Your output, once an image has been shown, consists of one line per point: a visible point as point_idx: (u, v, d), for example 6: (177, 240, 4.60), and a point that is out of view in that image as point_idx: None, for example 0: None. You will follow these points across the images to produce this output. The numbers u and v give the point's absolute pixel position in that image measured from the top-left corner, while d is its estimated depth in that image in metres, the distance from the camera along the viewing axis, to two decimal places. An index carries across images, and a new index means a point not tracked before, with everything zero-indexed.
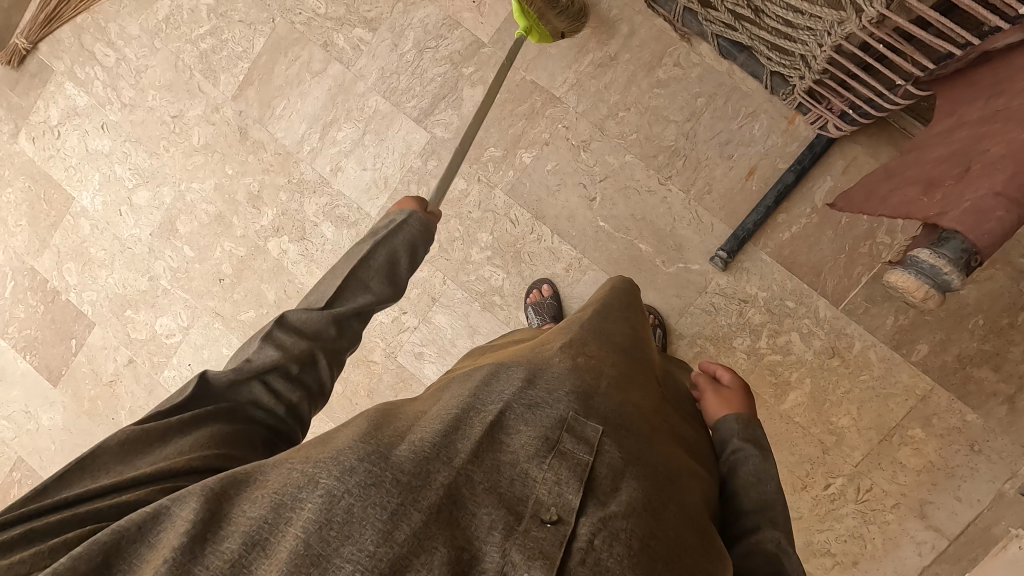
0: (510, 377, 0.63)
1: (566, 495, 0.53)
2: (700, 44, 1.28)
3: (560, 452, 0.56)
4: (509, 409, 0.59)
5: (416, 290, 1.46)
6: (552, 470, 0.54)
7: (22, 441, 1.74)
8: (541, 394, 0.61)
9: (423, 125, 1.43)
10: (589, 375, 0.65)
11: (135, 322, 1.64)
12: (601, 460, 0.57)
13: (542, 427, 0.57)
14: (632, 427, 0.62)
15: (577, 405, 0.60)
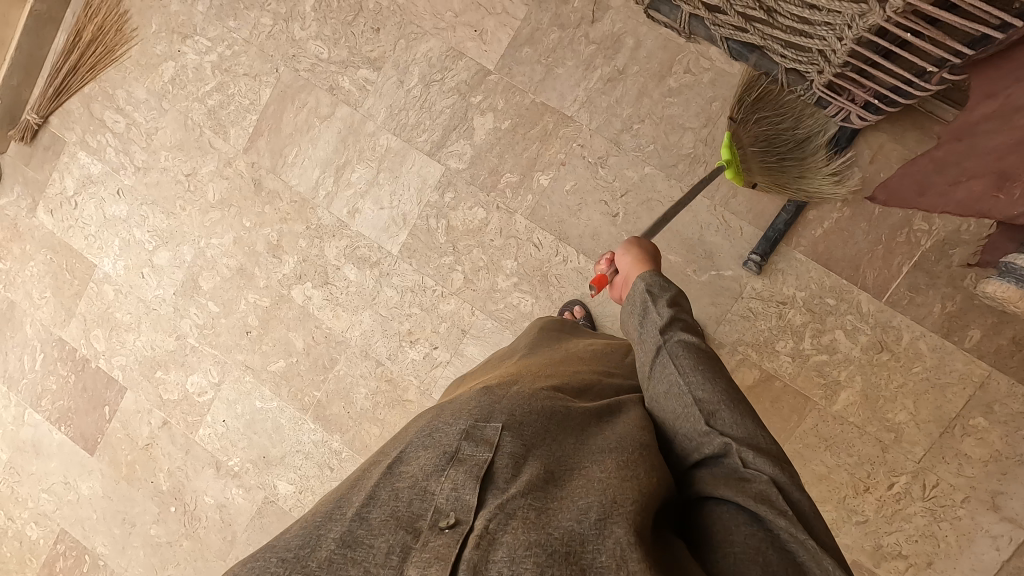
0: (425, 418, 0.67)
1: (467, 492, 0.56)
2: (709, 48, 1.27)
3: (461, 459, 0.59)
4: (411, 444, 0.63)
5: (445, 323, 1.44)
6: (450, 478, 0.58)
7: (64, 512, 1.73)
8: (443, 420, 0.64)
9: (436, 158, 1.42)
10: (497, 391, 0.69)
11: (166, 382, 1.63)
12: (498, 454, 0.60)
13: (439, 448, 0.61)
14: (536, 413, 0.65)
15: (472, 415, 0.64)
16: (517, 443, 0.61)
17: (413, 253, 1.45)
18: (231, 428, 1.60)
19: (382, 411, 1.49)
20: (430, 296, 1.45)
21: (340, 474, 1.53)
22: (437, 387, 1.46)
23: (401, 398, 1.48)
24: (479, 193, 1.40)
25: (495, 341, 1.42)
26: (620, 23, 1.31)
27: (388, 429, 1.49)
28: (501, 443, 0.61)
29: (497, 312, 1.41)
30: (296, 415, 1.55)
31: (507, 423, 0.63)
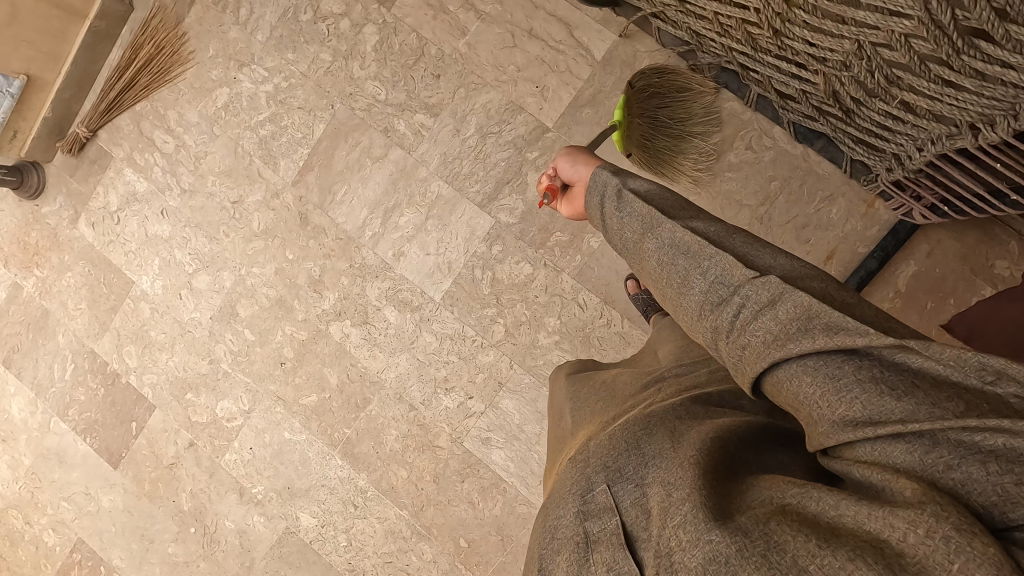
0: (538, 526, 0.64)
1: (622, 567, 0.53)
2: (773, 128, 1.27)
3: (597, 547, 0.56)
4: (546, 561, 0.60)
5: (482, 374, 1.44)
6: (600, 562, 0.55)
7: (83, 522, 1.74)
8: (555, 518, 0.61)
9: (487, 209, 1.42)
10: (574, 462, 0.66)
11: (196, 405, 1.63)
12: (620, 512, 0.57)
13: (572, 544, 0.58)
14: (630, 444, 0.62)
15: (578, 483, 0.62)
16: (626, 492, 0.58)
17: (456, 302, 1.45)
18: (257, 456, 1.60)
19: (411, 455, 1.50)
20: (470, 346, 1.45)
21: (364, 512, 1.54)
22: (469, 436, 1.47)
23: (431, 444, 1.49)
24: (528, 249, 1.40)
25: (533, 396, 1.42)
26: None
27: (415, 472, 1.50)
28: (614, 501, 0.58)
29: (536, 369, 1.42)
30: (324, 450, 1.55)
31: (606, 478, 0.60)
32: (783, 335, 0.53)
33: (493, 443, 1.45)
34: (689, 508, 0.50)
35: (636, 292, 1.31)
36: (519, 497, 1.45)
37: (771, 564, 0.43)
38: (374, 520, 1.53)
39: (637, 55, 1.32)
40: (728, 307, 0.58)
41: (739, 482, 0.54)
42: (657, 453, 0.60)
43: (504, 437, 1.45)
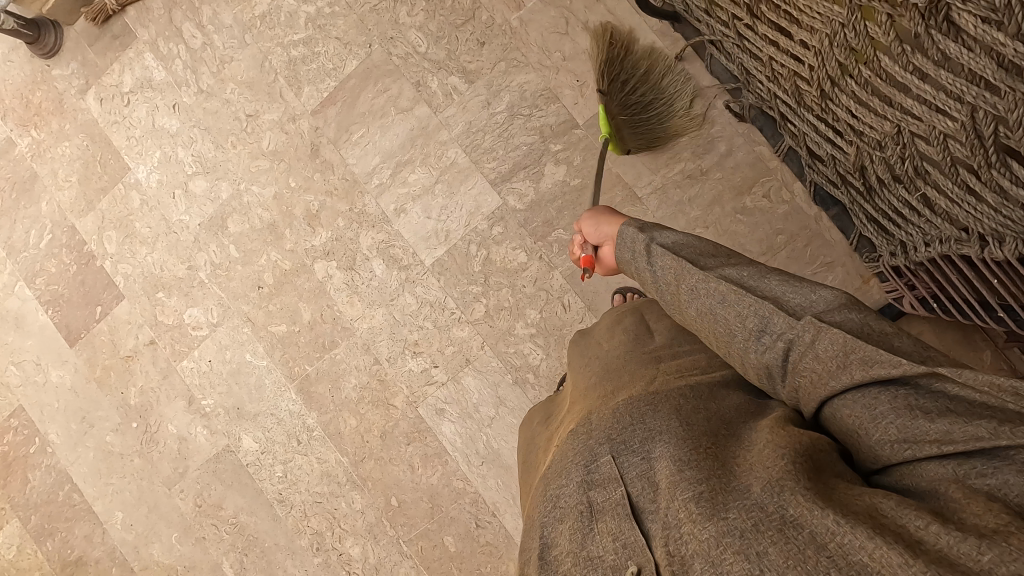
0: (538, 495, 0.65)
1: (627, 534, 0.54)
2: (794, 183, 1.27)
3: (600, 517, 0.57)
4: (547, 530, 0.60)
5: (452, 347, 1.46)
6: (605, 531, 0.56)
7: (27, 391, 1.73)
8: (558, 488, 0.62)
9: (498, 189, 1.41)
10: (576, 434, 0.67)
11: (165, 305, 1.62)
12: (624, 483, 0.58)
13: (575, 513, 0.59)
14: (635, 420, 0.64)
15: (581, 460, 0.62)
16: (632, 465, 0.59)
17: (444, 272, 1.45)
18: (214, 370, 1.61)
19: (364, 407, 1.52)
20: (447, 317, 1.46)
21: (306, 449, 1.56)
22: (424, 403, 1.49)
23: (386, 401, 1.51)
24: (528, 238, 1.40)
25: (495, 380, 1.45)
26: (717, 127, 1.30)
27: (364, 424, 1.52)
28: (621, 471, 0.59)
29: (506, 356, 1.44)
30: (280, 380, 1.57)
31: (613, 449, 0.61)
32: (825, 374, 0.57)
33: (445, 415, 1.48)
34: (705, 485, 0.53)
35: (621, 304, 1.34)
36: (458, 472, 1.48)
37: (790, 541, 0.46)
38: (313, 459, 1.56)
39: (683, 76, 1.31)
40: (776, 351, 0.61)
41: (750, 461, 0.56)
42: (664, 429, 0.61)
43: (458, 412, 1.47)
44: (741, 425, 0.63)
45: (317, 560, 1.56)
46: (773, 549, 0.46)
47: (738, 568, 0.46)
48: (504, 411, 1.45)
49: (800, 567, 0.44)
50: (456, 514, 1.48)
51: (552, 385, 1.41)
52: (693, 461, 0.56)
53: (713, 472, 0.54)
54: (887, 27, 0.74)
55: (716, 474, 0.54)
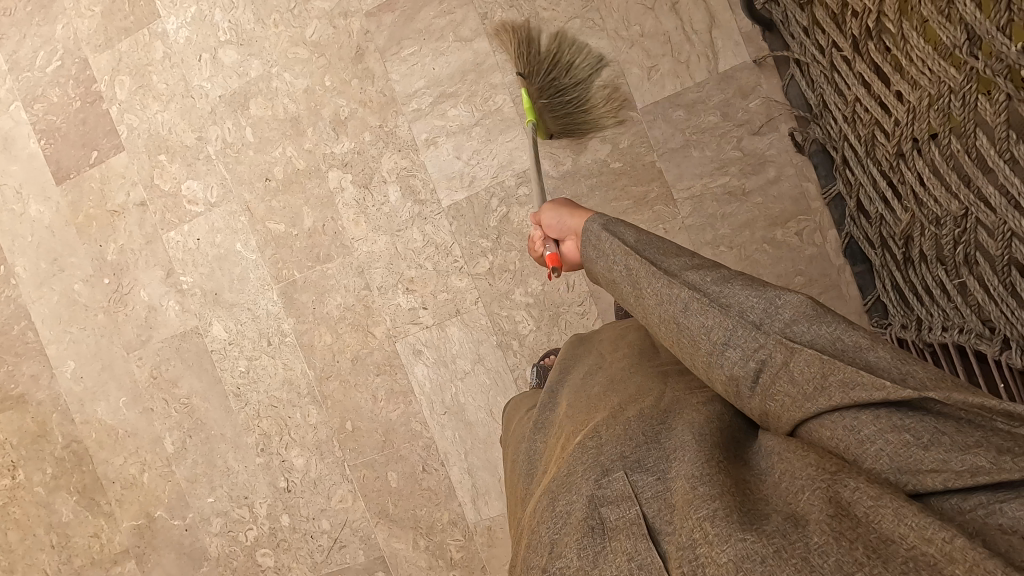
0: (542, 503, 0.65)
1: (644, 557, 0.54)
2: (830, 229, 1.24)
3: (615, 538, 0.57)
4: (551, 545, 0.59)
5: (445, 294, 1.44)
6: (620, 551, 0.56)
7: (3, 217, 1.66)
8: (566, 503, 0.61)
9: (535, 150, 1.36)
10: (584, 447, 0.67)
11: (164, 170, 1.55)
12: (640, 502, 0.58)
13: (584, 529, 0.58)
14: (648, 441, 0.64)
15: (592, 474, 0.62)
16: (645, 485, 0.60)
17: (458, 217, 1.41)
18: (200, 249, 1.56)
19: (343, 327, 1.50)
20: (449, 262, 1.43)
21: (275, 351, 1.55)
22: (404, 340, 1.47)
23: (367, 328, 1.49)
24: None
25: (479, 337, 1.44)
26: (773, 151, 1.26)
27: (339, 343, 1.51)
28: (634, 489, 0.59)
29: (495, 318, 1.42)
30: (266, 278, 1.53)
31: (624, 465, 0.62)
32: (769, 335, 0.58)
33: (420, 358, 1.47)
34: (721, 504, 0.52)
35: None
36: (418, 414, 1.49)
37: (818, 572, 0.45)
38: (281, 363, 1.55)
39: (757, 88, 1.25)
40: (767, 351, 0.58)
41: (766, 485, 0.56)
42: (676, 446, 0.63)
43: (434, 357, 1.46)
44: (751, 450, 0.63)
45: (259, 460, 1.59)
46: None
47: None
48: (479, 369, 1.44)
49: None
50: (405, 453, 1.51)
51: (534, 358, 1.41)
52: (708, 479, 0.56)
53: (732, 491, 0.54)
54: (1000, 109, 0.69)
55: (733, 492, 0.54)
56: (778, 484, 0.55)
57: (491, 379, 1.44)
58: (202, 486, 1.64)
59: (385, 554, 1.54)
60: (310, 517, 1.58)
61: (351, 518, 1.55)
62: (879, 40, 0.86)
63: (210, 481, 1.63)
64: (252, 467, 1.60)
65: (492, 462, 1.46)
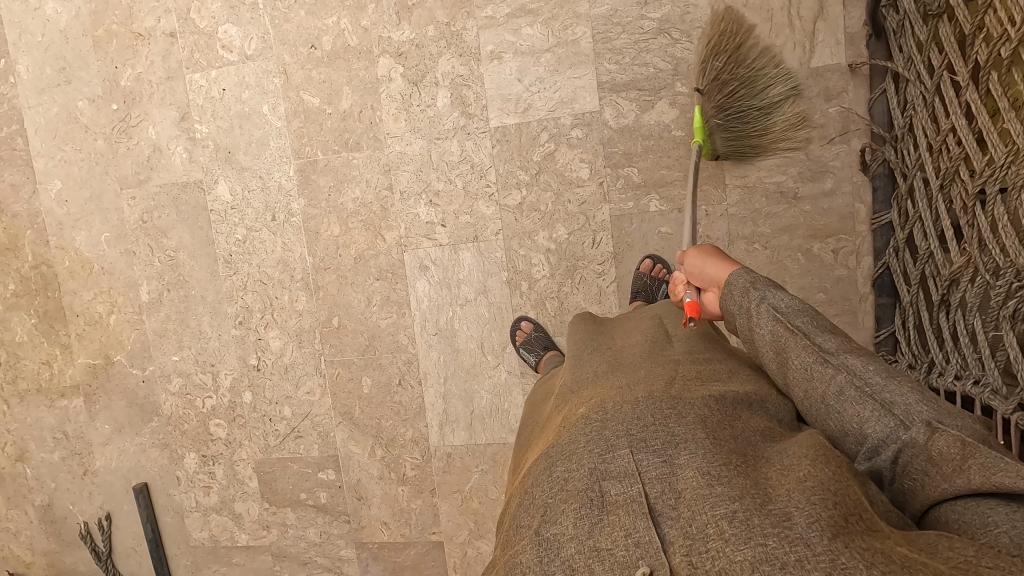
0: (546, 472, 0.73)
1: (643, 533, 0.59)
2: (866, 256, 1.23)
3: (615, 511, 0.63)
4: (552, 508, 0.67)
5: (467, 217, 1.39)
6: (616, 523, 0.61)
7: (14, 7, 1.52)
8: (568, 472, 0.70)
9: (601, 95, 1.29)
10: (596, 425, 0.75)
11: (203, 5, 1.43)
12: (640, 481, 0.65)
13: (583, 499, 0.65)
14: (654, 428, 0.72)
15: (599, 454, 0.70)
16: (654, 468, 0.66)
17: (502, 142, 1.35)
18: (223, 101, 1.46)
19: (354, 223, 1.44)
20: (480, 186, 1.37)
21: (277, 228, 1.48)
22: (413, 252, 1.43)
23: (379, 230, 1.43)
24: (599, 159, 1.32)
25: (490, 270, 1.40)
26: (838, 163, 1.22)
27: (346, 238, 1.45)
28: (637, 469, 0.66)
29: (511, 255, 1.38)
30: (285, 150, 1.45)
31: (633, 448, 0.69)
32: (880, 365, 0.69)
33: (425, 274, 1.43)
34: (742, 507, 0.58)
35: (648, 271, 1.30)
36: (408, 329, 1.46)
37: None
38: (280, 242, 1.49)
39: (843, 94, 1.20)
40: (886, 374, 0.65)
41: (775, 486, 0.60)
42: (688, 440, 0.69)
43: (439, 277, 1.43)
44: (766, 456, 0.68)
45: (234, 332, 1.55)
46: None
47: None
48: (481, 301, 1.42)
49: None
50: (384, 363, 1.49)
51: (539, 304, 1.39)
52: (724, 479, 0.62)
53: (748, 494, 0.59)
54: None
55: (751, 495, 0.59)
56: (791, 491, 0.59)
57: (490, 314, 1.42)
58: (169, 343, 1.59)
59: (340, 454, 1.55)
60: (273, 401, 1.56)
61: (314, 411, 1.54)
62: (1011, 72, 0.84)
63: (178, 340, 1.58)
64: (225, 338, 1.56)
65: (468, 394, 1.46)
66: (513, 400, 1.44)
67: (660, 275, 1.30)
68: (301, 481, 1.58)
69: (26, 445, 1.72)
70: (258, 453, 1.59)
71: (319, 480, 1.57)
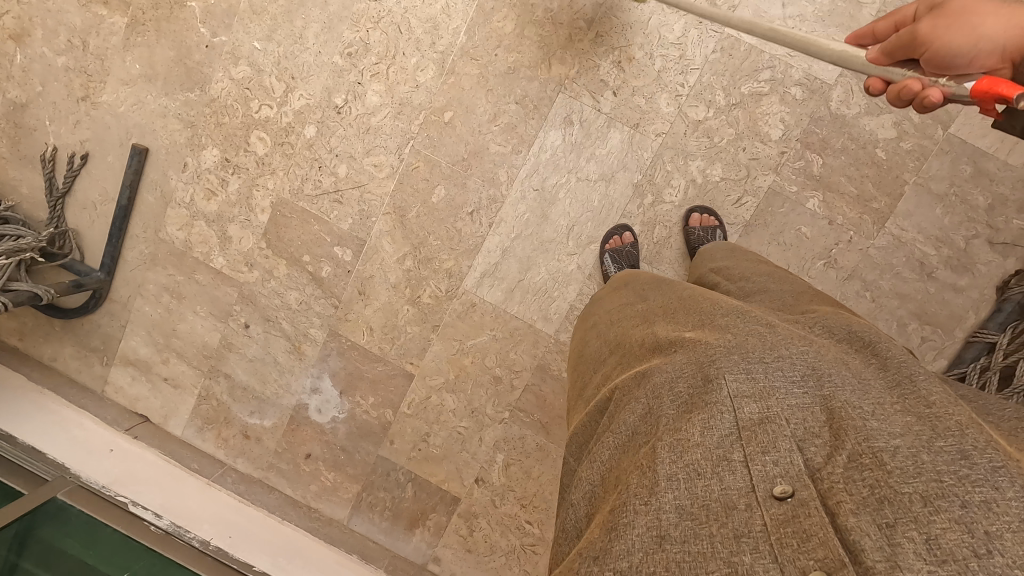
0: (665, 376, 0.64)
1: (784, 455, 0.51)
2: (946, 360, 1.26)
3: (748, 427, 0.54)
4: (671, 417, 0.59)
5: (643, 101, 1.28)
6: (754, 439, 0.53)
7: None
8: (689, 384, 0.61)
9: (843, 71, 1.21)
10: (715, 342, 0.65)
11: None
12: (775, 402, 0.56)
13: (713, 406, 0.57)
14: (785, 352, 0.63)
15: (729, 365, 0.60)
16: (792, 393, 0.57)
17: (724, 53, 1.24)
18: None
19: (532, 33, 1.29)
20: (675, 81, 1.27)
21: None
22: (569, 98, 1.30)
23: (551, 57, 1.29)
24: (797, 129, 1.25)
25: (629, 164, 1.31)
26: (985, 269, 1.23)
27: (513, 41, 1.30)
28: (768, 389, 0.57)
29: (657, 164, 1.30)
30: None
31: (766, 369, 0.60)
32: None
33: (564, 129, 1.32)
34: (908, 445, 0.49)
35: (694, 225, 1.29)
36: (513, 167, 1.35)
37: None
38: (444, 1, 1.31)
39: None
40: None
41: (940, 426, 0.52)
42: (833, 375, 0.60)
43: (577, 140, 1.32)
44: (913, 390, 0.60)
45: (336, 58, 1.36)
46: (1007, 534, 0.41)
47: (953, 536, 0.41)
48: (599, 186, 1.33)
49: None
50: (468, 185, 1.37)
51: (648, 224, 1.33)
52: (880, 418, 0.54)
53: (912, 435, 0.51)
54: None
55: (915, 437, 0.51)
56: (965, 432, 0.50)
57: (598, 204, 1.34)
58: (261, 25, 1.37)
59: (368, 241, 1.43)
60: (334, 151, 1.40)
61: (369, 187, 1.41)
62: None
63: (272, 28, 1.37)
64: (323, 58, 1.37)
65: (527, 262, 1.39)
66: (565, 292, 1.39)
67: (708, 225, 1.28)
68: (312, 243, 1.45)
69: (32, 27, 1.44)
70: (286, 191, 1.44)
71: (330, 253, 1.45)
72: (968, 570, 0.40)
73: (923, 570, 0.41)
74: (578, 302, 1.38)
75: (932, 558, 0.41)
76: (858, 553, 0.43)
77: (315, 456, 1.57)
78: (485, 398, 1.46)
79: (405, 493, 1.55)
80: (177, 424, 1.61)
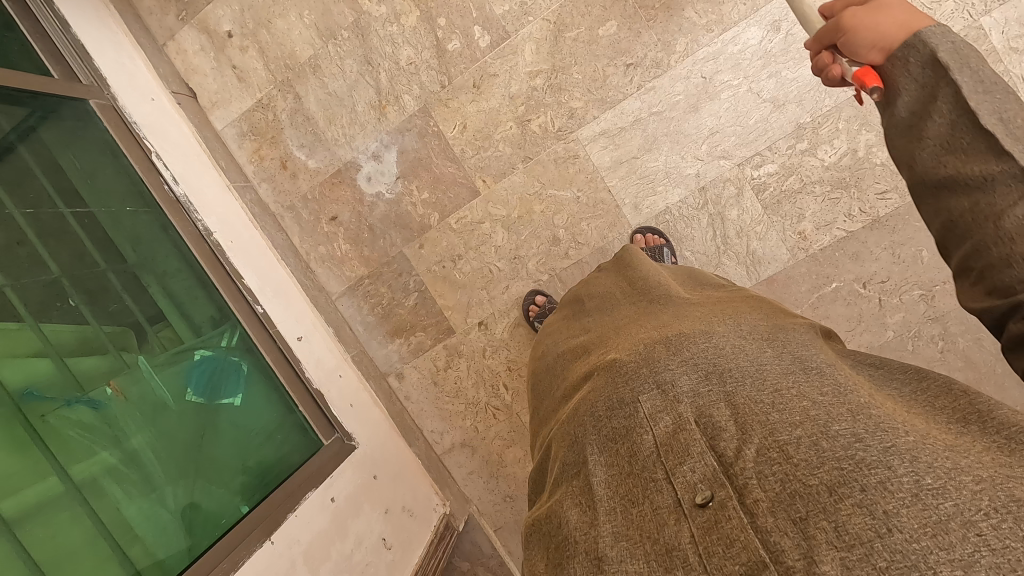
0: (589, 399, 0.60)
1: (698, 460, 0.47)
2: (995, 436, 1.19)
3: (663, 442, 0.50)
4: (602, 449, 0.55)
5: None
6: (670, 451, 0.49)
7: None
8: (609, 404, 0.57)
9: None
10: (626, 359, 0.61)
11: None
12: (684, 409, 0.52)
13: (633, 424, 0.54)
14: (686, 346, 0.59)
15: (639, 380, 0.57)
16: (698, 391, 0.53)
17: (963, 40, 1.16)
18: None
19: None
20: None
21: None
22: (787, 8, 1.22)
23: None
24: None
25: (802, 102, 1.23)
26: None
27: None
28: (673, 396, 0.53)
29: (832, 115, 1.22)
30: None
31: (671, 374, 0.56)
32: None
33: (766, 32, 1.23)
34: (807, 434, 0.45)
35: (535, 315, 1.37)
36: (695, 44, 1.26)
37: (927, 508, 0.37)
38: None
39: None
40: None
41: (836, 408, 0.47)
42: (734, 369, 0.55)
43: (769, 52, 1.24)
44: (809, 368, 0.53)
45: None
46: (902, 510, 0.38)
47: (856, 520, 0.38)
48: (763, 108, 1.25)
49: (936, 533, 0.36)
50: (642, 36, 1.28)
51: (782, 171, 1.26)
52: (781, 408, 0.49)
53: (811, 418, 0.47)
54: None
55: (812, 420, 0.46)
56: (862, 416, 0.46)
57: (753, 124, 1.26)
58: None
59: (511, 39, 1.32)
60: None
61: None
62: None
63: None
64: None
65: (652, 142, 1.31)
66: (668, 192, 1.31)
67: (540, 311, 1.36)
68: (454, 10, 1.33)
69: None
70: None
71: (468, 31, 1.34)
72: (877, 553, 0.36)
73: (835, 559, 0.37)
74: (675, 208, 1.31)
75: (842, 544, 0.38)
76: (776, 552, 0.39)
77: (339, 219, 1.48)
78: (533, 251, 1.40)
79: (406, 299, 1.49)
80: (223, 119, 1.49)
